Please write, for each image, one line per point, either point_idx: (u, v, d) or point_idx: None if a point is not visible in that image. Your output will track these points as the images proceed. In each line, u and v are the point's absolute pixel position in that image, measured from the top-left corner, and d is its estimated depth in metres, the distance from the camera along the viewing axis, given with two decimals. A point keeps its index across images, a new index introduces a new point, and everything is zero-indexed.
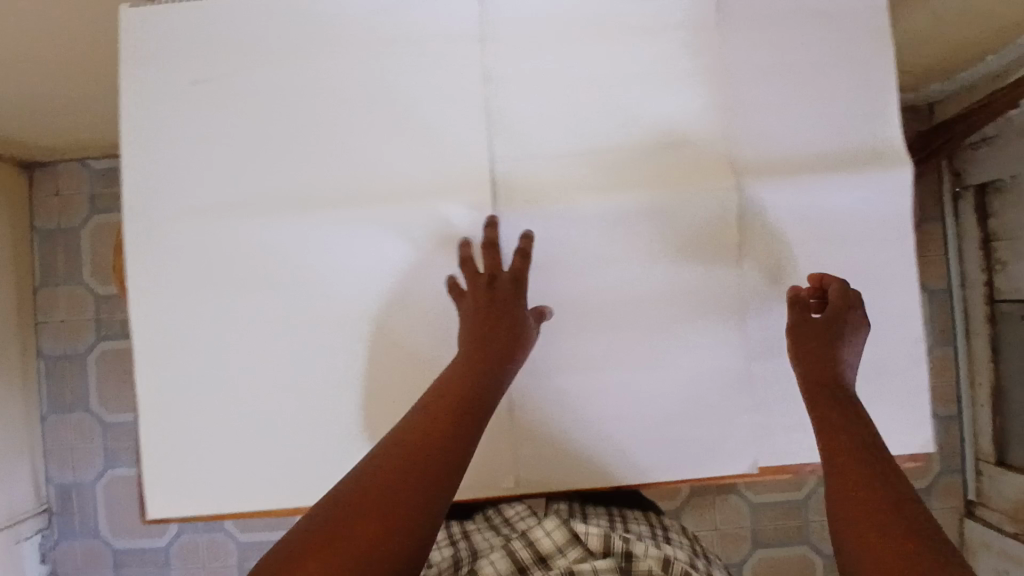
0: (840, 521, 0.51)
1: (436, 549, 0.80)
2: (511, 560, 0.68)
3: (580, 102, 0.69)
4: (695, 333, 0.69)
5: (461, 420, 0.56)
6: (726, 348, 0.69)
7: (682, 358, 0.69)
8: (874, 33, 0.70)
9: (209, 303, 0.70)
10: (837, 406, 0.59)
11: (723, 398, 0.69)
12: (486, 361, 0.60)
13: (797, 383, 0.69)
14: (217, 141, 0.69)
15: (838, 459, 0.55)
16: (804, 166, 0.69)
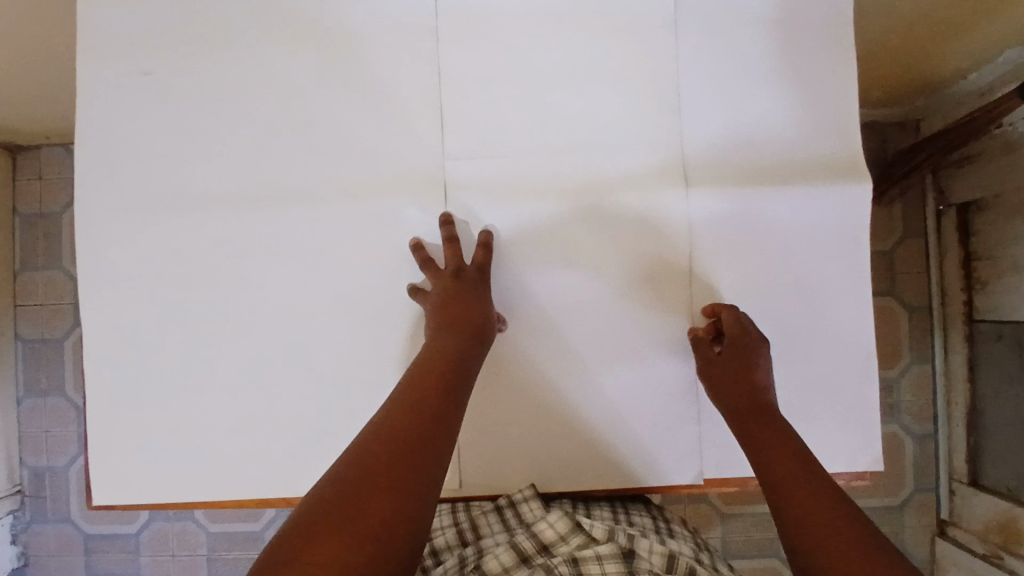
0: (793, 535, 0.52)
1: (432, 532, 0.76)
2: (515, 550, 0.67)
3: (534, 106, 0.69)
4: (643, 340, 0.69)
5: (429, 425, 0.56)
6: (674, 356, 0.69)
7: (631, 365, 0.69)
8: (835, 46, 0.69)
9: (160, 292, 0.70)
10: (769, 428, 0.59)
11: (670, 406, 0.69)
12: (451, 366, 0.61)
13: None
14: (173, 133, 0.70)
15: (782, 480, 0.55)
16: (759, 176, 0.69)
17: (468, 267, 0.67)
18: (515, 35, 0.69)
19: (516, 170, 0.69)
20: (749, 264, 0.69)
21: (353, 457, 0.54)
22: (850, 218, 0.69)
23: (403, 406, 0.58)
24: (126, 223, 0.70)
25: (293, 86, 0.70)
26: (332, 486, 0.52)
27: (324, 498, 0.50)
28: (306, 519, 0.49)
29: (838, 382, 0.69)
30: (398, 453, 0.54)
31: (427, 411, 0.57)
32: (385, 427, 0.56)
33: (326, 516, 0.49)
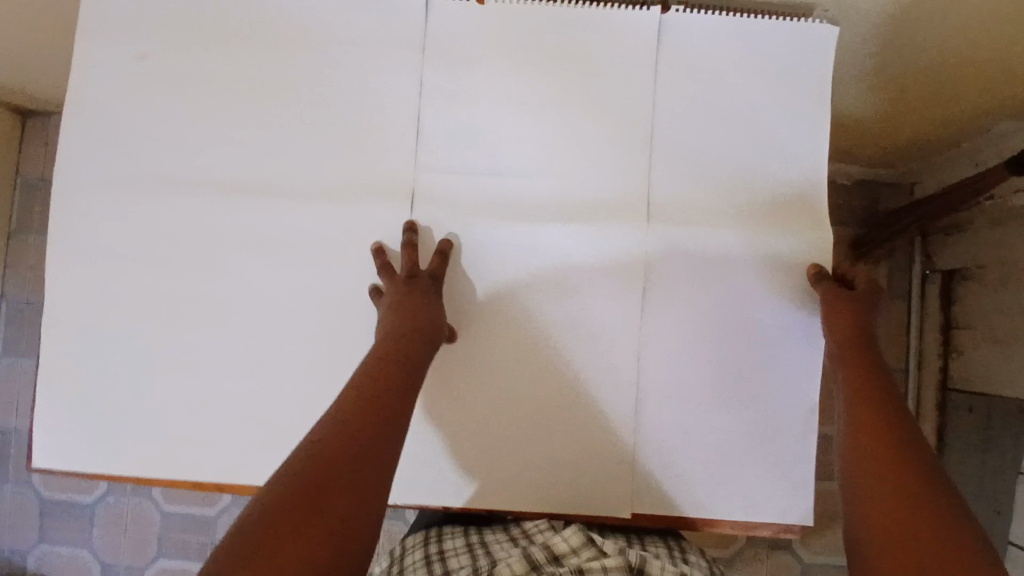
0: (864, 489, 0.56)
1: (452, 556, 0.74)
2: (526, 559, 0.68)
3: (512, 130, 0.72)
4: (588, 372, 0.72)
5: (375, 426, 0.58)
6: (616, 392, 0.72)
7: (575, 395, 0.72)
8: (808, 108, 0.72)
9: (128, 271, 0.73)
10: (870, 383, 0.63)
11: (608, 438, 0.72)
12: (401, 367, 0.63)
13: (679, 437, 0.72)
14: (161, 121, 0.73)
15: (864, 436, 0.59)
16: (716, 224, 0.72)
17: (424, 273, 0.69)
18: (499, 61, 0.71)
19: (486, 193, 0.72)
20: (702, 312, 0.72)
21: (308, 456, 0.55)
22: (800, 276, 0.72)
23: (355, 406, 0.59)
24: (103, 200, 0.73)
25: (282, 86, 0.73)
26: (287, 482, 0.53)
27: (281, 495, 0.51)
28: (264, 513, 0.50)
29: (773, 435, 0.72)
30: (349, 455, 0.55)
31: (376, 412, 0.59)
32: (337, 428, 0.57)
33: (285, 511, 0.50)
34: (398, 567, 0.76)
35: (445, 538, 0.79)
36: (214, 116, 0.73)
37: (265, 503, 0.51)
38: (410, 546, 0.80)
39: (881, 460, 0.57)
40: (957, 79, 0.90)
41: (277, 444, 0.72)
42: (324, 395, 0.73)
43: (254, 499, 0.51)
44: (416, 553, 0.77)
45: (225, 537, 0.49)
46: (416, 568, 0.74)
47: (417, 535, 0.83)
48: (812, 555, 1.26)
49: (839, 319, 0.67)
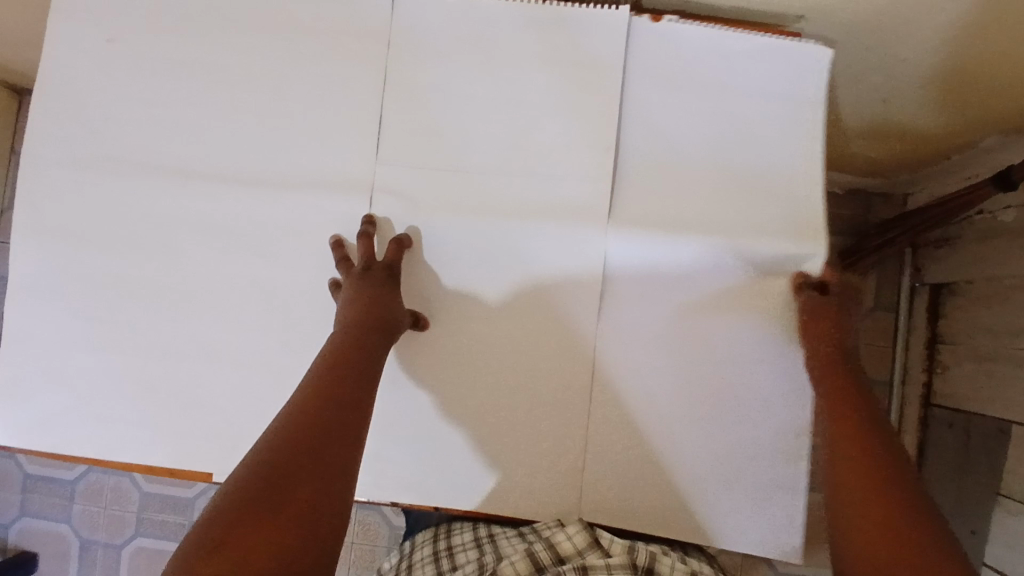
0: (847, 509, 0.57)
1: (460, 550, 0.81)
2: (530, 560, 0.73)
3: (476, 131, 0.72)
4: (544, 379, 0.72)
5: (336, 408, 0.58)
6: (574, 399, 0.72)
7: (534, 400, 0.73)
8: (775, 119, 0.71)
9: (89, 253, 0.74)
10: (849, 396, 0.63)
11: (567, 445, 0.73)
12: (359, 353, 0.63)
13: (640, 447, 0.72)
14: (128, 106, 0.74)
15: (851, 453, 0.60)
16: (678, 228, 0.71)
17: (380, 264, 0.69)
18: (465, 62, 0.72)
19: (443, 189, 0.72)
20: (667, 323, 0.72)
21: (271, 443, 0.55)
22: (762, 287, 0.71)
23: (316, 391, 0.59)
24: (69, 183, 0.74)
25: (246, 75, 0.73)
26: (251, 471, 0.53)
27: (245, 486, 0.52)
28: (228, 504, 0.50)
29: (738, 453, 0.72)
30: (313, 441, 0.55)
31: (339, 397, 0.59)
32: (300, 414, 0.57)
33: (247, 503, 0.50)
34: (409, 561, 0.84)
35: (453, 532, 0.86)
36: (177, 102, 0.73)
37: (228, 495, 0.51)
38: (421, 541, 0.88)
39: (854, 480, 0.58)
40: (938, 92, 0.89)
41: (225, 432, 0.73)
42: (272, 385, 0.73)
43: (219, 490, 0.52)
44: (425, 549, 0.85)
45: (191, 530, 0.50)
46: (425, 563, 0.82)
47: (428, 532, 0.90)
48: (786, 565, 1.22)
49: (820, 330, 0.67)
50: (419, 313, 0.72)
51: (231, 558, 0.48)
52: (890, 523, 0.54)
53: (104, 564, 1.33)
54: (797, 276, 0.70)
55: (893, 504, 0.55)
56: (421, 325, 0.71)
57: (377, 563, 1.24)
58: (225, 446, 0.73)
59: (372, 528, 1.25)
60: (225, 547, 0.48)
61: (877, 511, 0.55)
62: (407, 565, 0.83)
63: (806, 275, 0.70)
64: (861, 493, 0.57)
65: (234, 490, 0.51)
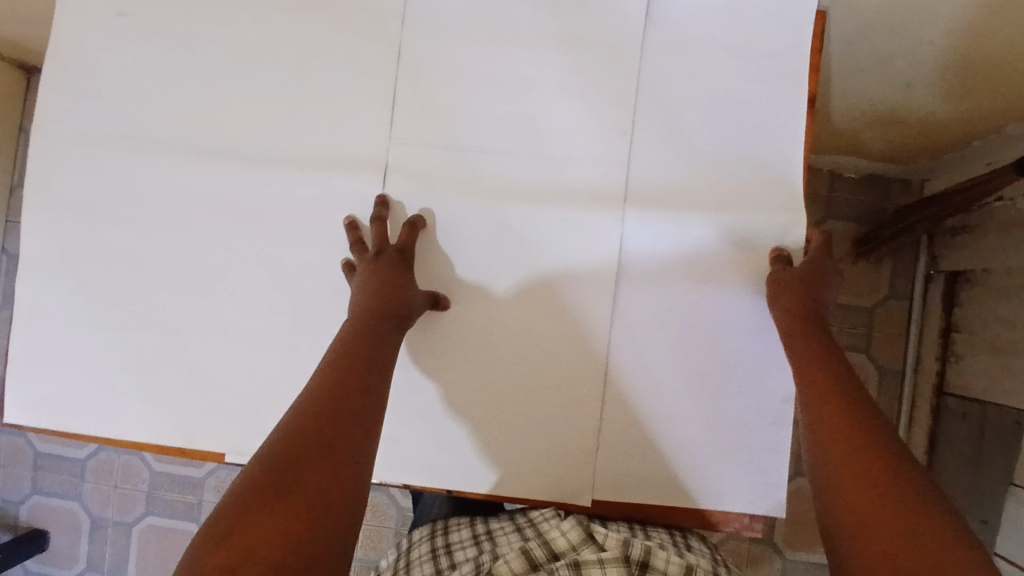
0: (840, 506, 0.52)
1: (458, 549, 0.78)
2: (525, 557, 0.69)
3: (489, 109, 0.71)
4: (530, 364, 0.71)
5: (352, 401, 0.57)
6: (556, 384, 0.71)
7: (529, 386, 0.71)
8: (796, 101, 0.70)
9: (98, 230, 0.73)
10: (842, 382, 0.60)
11: (565, 434, 0.71)
12: (371, 344, 0.62)
13: (634, 430, 0.71)
14: (137, 82, 0.73)
15: (837, 448, 0.55)
16: (694, 212, 0.70)
17: (393, 247, 0.69)
18: (479, 38, 0.71)
19: (457, 167, 0.71)
20: (641, 303, 0.71)
21: (287, 431, 0.54)
22: (759, 267, 0.70)
23: (331, 379, 0.58)
24: (80, 160, 0.73)
25: (258, 52, 0.72)
26: (266, 460, 0.52)
27: (260, 474, 0.51)
28: (242, 493, 0.49)
29: (744, 427, 0.70)
30: (327, 428, 0.55)
31: (354, 385, 0.58)
32: (314, 402, 0.56)
33: (260, 492, 0.49)
34: (406, 560, 0.81)
35: (451, 530, 0.83)
36: (190, 78, 0.73)
37: (243, 484, 0.50)
38: (418, 539, 0.84)
39: (839, 448, 0.55)
40: (962, 76, 0.87)
41: (234, 411, 0.72)
42: (282, 364, 0.72)
43: (235, 480, 0.51)
44: (423, 546, 0.81)
45: (206, 521, 0.49)
46: (423, 561, 0.78)
47: (424, 528, 0.87)
48: (795, 552, 1.21)
49: (784, 297, 0.66)
50: (437, 293, 0.71)
51: (241, 550, 0.46)
52: (882, 489, 0.51)
53: (115, 543, 1.34)
54: (774, 251, 0.69)
55: (887, 483, 0.51)
56: (440, 306, 0.70)
57: (386, 543, 1.25)
58: (236, 426, 0.72)
59: (381, 509, 1.26)
60: (237, 537, 0.47)
61: (875, 477, 0.52)
62: (404, 564, 0.80)
63: (783, 250, 0.69)
64: (839, 455, 0.54)
65: (249, 479, 0.50)
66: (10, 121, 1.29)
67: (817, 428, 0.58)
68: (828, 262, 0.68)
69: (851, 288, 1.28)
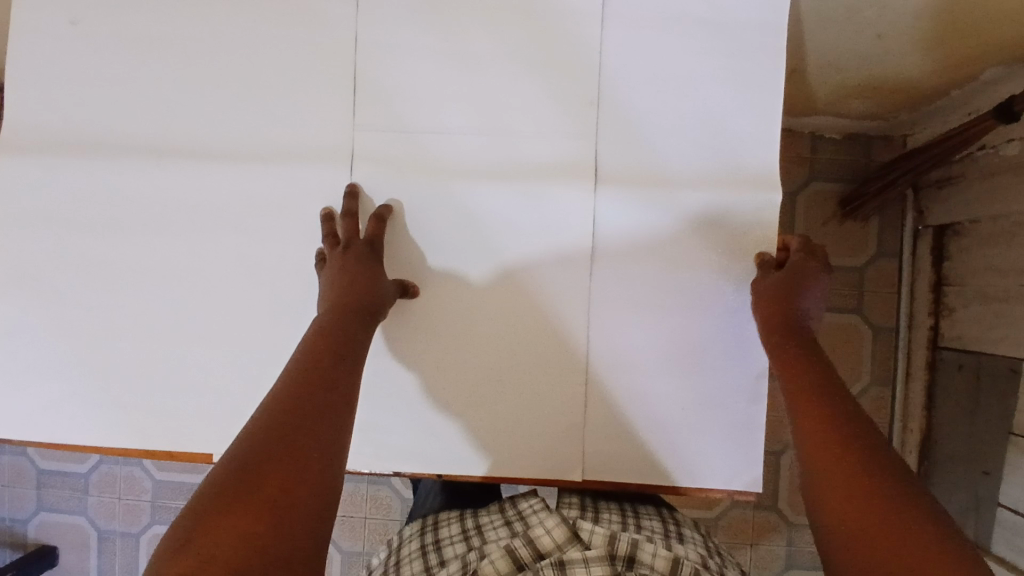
0: (818, 491, 0.53)
1: (448, 544, 0.81)
2: (510, 557, 0.70)
3: (452, 87, 0.70)
4: (516, 349, 0.71)
5: (320, 399, 0.57)
6: (546, 371, 0.71)
7: (515, 373, 0.71)
8: (762, 55, 0.69)
9: (69, 239, 0.73)
10: (820, 368, 0.60)
11: (559, 421, 0.71)
12: (342, 343, 0.62)
13: (623, 419, 0.71)
14: (95, 86, 0.72)
15: (814, 430, 0.56)
16: (667, 177, 0.70)
17: (362, 240, 0.68)
18: (436, 17, 0.70)
19: (424, 149, 0.71)
20: (625, 302, 0.70)
21: (252, 430, 0.54)
22: (749, 233, 0.69)
23: (299, 376, 0.58)
24: (42, 170, 0.73)
25: (214, 47, 0.71)
26: (234, 461, 0.52)
27: (225, 474, 0.51)
28: (209, 492, 0.50)
29: (725, 401, 0.70)
30: (293, 426, 0.54)
31: (324, 383, 0.58)
32: (282, 400, 0.56)
33: (224, 493, 0.50)
34: (397, 557, 0.84)
35: (441, 525, 0.87)
36: (146, 80, 0.72)
37: (211, 483, 0.50)
38: (409, 536, 0.87)
39: (813, 429, 0.56)
40: (933, 21, 0.86)
41: (220, 410, 0.72)
42: (263, 359, 0.72)
43: (204, 479, 0.51)
44: (413, 543, 0.85)
45: (171, 525, 0.49)
46: (413, 557, 0.81)
47: (414, 524, 0.90)
48: (799, 517, 1.21)
49: (765, 304, 0.66)
50: (408, 281, 0.71)
51: (199, 553, 0.46)
52: (859, 469, 0.52)
53: (124, 554, 1.35)
54: (758, 257, 0.69)
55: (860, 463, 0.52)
56: (410, 293, 0.70)
57: (391, 536, 1.25)
58: (225, 426, 0.72)
59: (384, 501, 1.26)
60: (198, 539, 0.47)
61: (846, 457, 0.53)
62: (394, 561, 0.83)
63: (767, 254, 0.68)
64: (814, 440, 0.55)
65: (216, 479, 0.50)
66: None
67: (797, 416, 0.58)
68: (811, 266, 0.66)
69: (839, 246, 1.27)
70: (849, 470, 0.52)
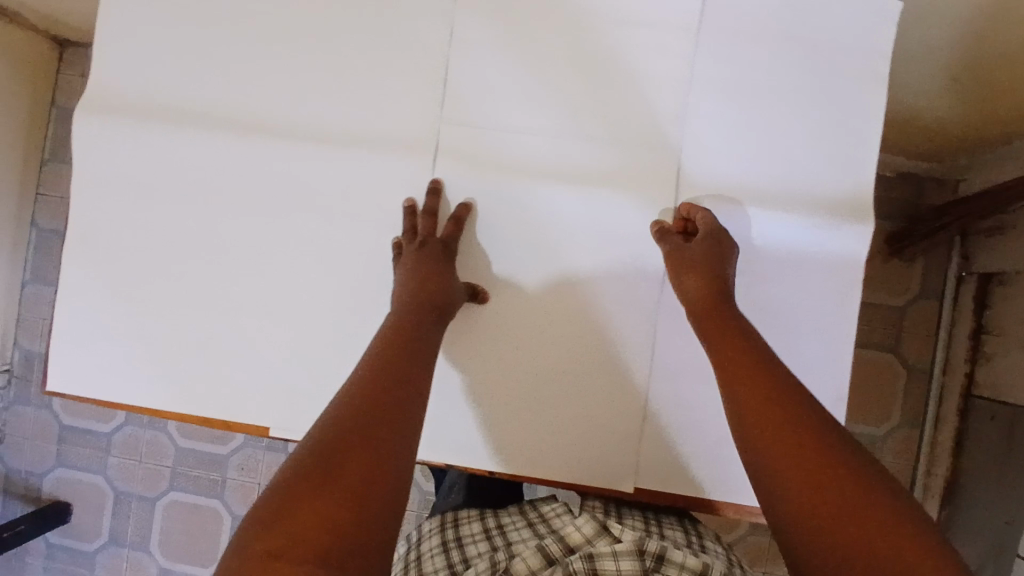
0: (789, 503, 0.52)
1: (470, 543, 0.81)
2: (541, 553, 0.70)
3: (541, 89, 0.71)
4: (585, 354, 0.71)
5: (397, 392, 0.57)
6: (618, 372, 0.71)
7: (579, 378, 0.71)
8: (850, 89, 0.70)
9: (146, 203, 0.73)
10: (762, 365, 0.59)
11: (625, 416, 0.71)
12: (417, 339, 0.62)
13: (692, 418, 0.71)
14: (188, 55, 0.73)
15: (770, 437, 0.55)
16: (747, 198, 0.70)
17: (437, 239, 0.69)
18: (532, 19, 0.71)
19: (508, 148, 0.71)
20: None
21: (331, 419, 0.54)
22: (824, 261, 0.70)
23: (376, 368, 0.59)
24: (125, 132, 0.73)
25: (311, 28, 0.72)
26: (314, 446, 0.52)
27: (303, 457, 0.51)
28: (289, 476, 0.50)
29: None
30: (371, 414, 0.55)
31: (397, 377, 0.59)
32: (355, 390, 0.57)
33: (306, 477, 0.50)
34: (417, 552, 0.84)
35: (461, 523, 0.86)
36: (240, 54, 0.73)
37: (291, 469, 0.51)
38: (428, 531, 0.88)
39: (777, 436, 0.55)
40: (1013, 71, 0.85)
41: (280, 386, 0.73)
42: (328, 340, 0.72)
43: (282, 465, 0.51)
44: (433, 539, 0.85)
45: (249, 509, 0.49)
46: (434, 553, 0.81)
47: (434, 519, 0.90)
48: None
49: (687, 277, 0.66)
50: (477, 286, 0.71)
51: (283, 531, 0.47)
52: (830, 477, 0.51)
53: (138, 516, 1.36)
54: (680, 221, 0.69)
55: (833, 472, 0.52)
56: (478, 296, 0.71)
57: (407, 527, 1.26)
58: (280, 403, 0.73)
59: None
60: (282, 522, 0.47)
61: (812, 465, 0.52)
62: (415, 557, 0.83)
63: (675, 223, 0.69)
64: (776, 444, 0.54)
65: (297, 464, 0.51)
66: (40, 93, 1.31)
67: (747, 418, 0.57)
68: (708, 240, 0.66)
69: (883, 285, 1.27)
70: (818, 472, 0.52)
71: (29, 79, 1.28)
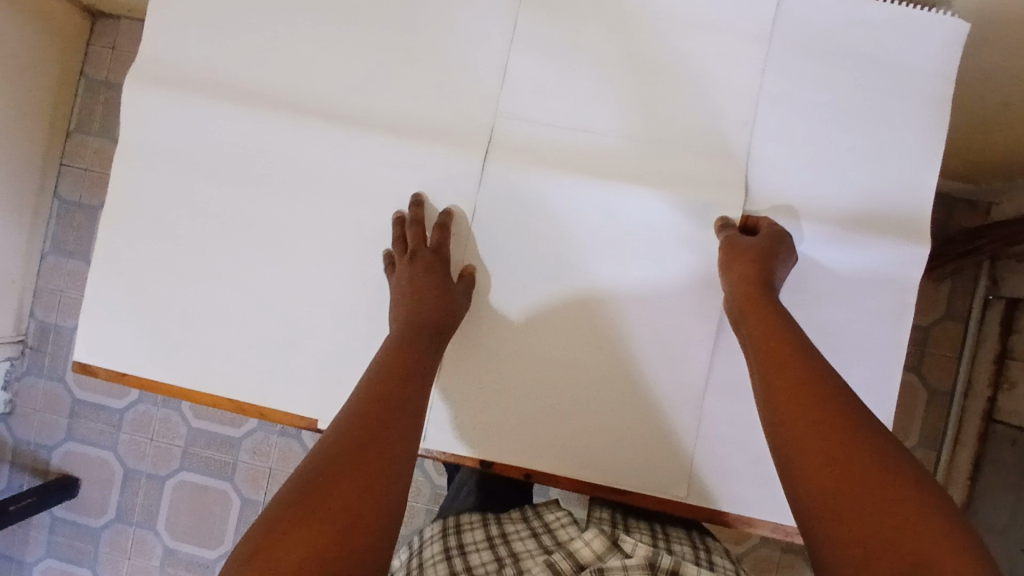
0: (818, 498, 0.50)
1: (473, 550, 0.79)
2: (551, 568, 0.69)
3: (600, 90, 0.70)
4: (635, 359, 0.70)
5: (395, 416, 0.57)
6: (665, 381, 0.70)
7: (627, 381, 0.70)
8: (915, 108, 0.69)
9: (193, 180, 0.72)
10: (802, 357, 0.58)
11: (675, 422, 0.70)
12: (416, 363, 0.62)
13: (739, 429, 0.70)
14: (245, 34, 0.72)
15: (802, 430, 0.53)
16: (802, 212, 0.69)
17: (429, 248, 0.68)
18: (597, 18, 0.70)
19: (564, 147, 0.70)
20: None
21: (329, 443, 0.54)
22: (879, 280, 0.69)
23: (376, 391, 0.58)
24: (174, 107, 0.71)
25: (373, 13, 0.71)
26: (308, 471, 0.51)
27: (296, 482, 0.51)
28: (280, 503, 0.49)
29: None
30: (366, 438, 0.54)
31: (396, 398, 0.58)
32: (353, 413, 0.56)
33: (295, 503, 0.49)
34: (418, 559, 0.82)
35: (464, 530, 0.85)
36: (300, 35, 0.71)
37: (284, 494, 0.50)
38: (430, 537, 0.86)
39: (810, 429, 0.53)
40: None
41: (319, 374, 0.72)
42: (371, 330, 0.71)
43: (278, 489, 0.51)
44: (435, 546, 0.83)
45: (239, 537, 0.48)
46: (436, 561, 0.79)
47: (436, 525, 0.89)
48: None
49: (735, 271, 0.65)
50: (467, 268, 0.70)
51: (269, 557, 0.46)
52: (860, 471, 0.49)
53: (146, 495, 1.35)
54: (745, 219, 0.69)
55: (869, 467, 0.49)
56: (467, 281, 0.69)
57: (417, 521, 1.25)
58: (320, 391, 0.72)
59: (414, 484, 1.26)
60: (269, 550, 0.46)
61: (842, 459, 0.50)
62: (417, 564, 0.81)
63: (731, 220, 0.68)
64: (811, 431, 0.53)
65: (288, 490, 0.50)
66: (70, 62, 1.29)
67: (783, 408, 0.55)
68: (771, 239, 0.66)
69: None
70: (850, 463, 0.50)
71: (60, 48, 1.26)
